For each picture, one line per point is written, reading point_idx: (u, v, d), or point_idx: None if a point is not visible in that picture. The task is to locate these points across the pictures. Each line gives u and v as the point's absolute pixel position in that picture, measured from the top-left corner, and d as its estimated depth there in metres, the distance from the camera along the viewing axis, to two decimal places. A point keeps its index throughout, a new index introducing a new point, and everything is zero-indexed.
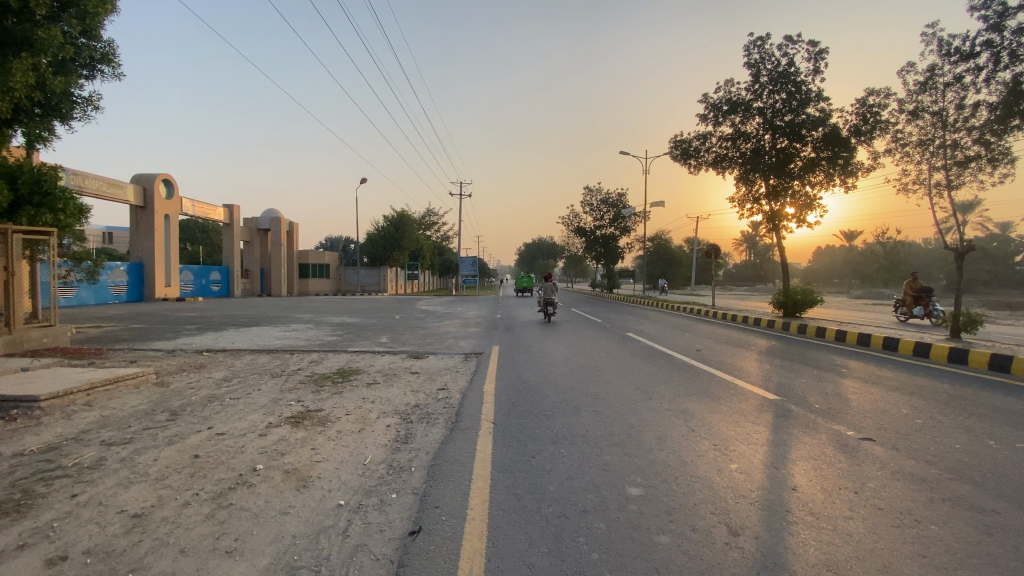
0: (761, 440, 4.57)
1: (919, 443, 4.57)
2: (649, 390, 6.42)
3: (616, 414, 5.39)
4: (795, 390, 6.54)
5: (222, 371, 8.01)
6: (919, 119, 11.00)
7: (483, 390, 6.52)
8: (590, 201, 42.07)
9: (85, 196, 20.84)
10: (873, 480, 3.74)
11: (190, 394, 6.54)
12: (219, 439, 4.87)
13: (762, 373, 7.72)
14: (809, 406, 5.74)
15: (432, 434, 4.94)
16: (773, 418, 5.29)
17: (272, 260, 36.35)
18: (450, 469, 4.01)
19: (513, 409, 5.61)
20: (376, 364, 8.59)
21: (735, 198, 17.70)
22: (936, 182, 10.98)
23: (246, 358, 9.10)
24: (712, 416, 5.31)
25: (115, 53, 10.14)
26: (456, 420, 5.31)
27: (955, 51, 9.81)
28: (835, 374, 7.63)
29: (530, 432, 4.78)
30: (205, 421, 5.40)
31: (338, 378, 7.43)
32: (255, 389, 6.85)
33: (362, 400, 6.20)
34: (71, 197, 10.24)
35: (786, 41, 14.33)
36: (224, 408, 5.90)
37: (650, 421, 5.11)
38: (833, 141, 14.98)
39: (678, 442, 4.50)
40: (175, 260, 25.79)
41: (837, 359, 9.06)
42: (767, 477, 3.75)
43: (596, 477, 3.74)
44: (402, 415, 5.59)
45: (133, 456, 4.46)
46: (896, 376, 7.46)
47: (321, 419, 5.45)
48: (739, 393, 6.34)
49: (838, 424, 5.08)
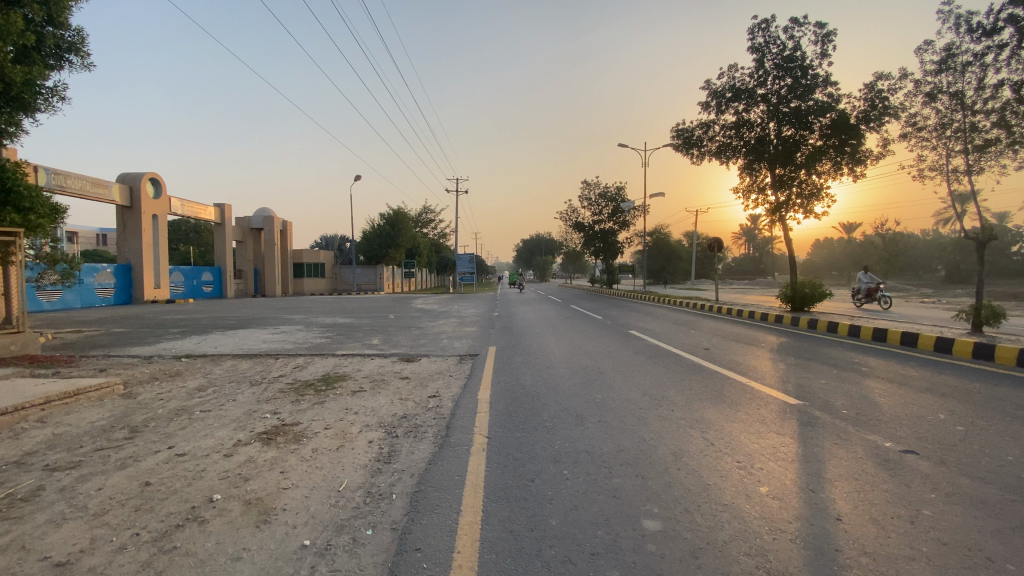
0: (790, 455, 4.03)
1: (967, 456, 4.04)
2: (659, 396, 5.88)
3: (623, 424, 4.84)
4: (817, 392, 6.00)
5: (197, 379, 7.45)
6: (936, 102, 10.45)
7: (477, 399, 5.97)
8: (588, 195, 41.43)
9: (69, 197, 20.26)
10: (928, 506, 3.21)
11: (157, 406, 5.98)
12: (178, 462, 4.31)
13: (778, 373, 7.16)
14: (837, 412, 5.21)
15: (418, 451, 4.38)
16: (798, 426, 4.76)
17: (265, 260, 35.78)
18: (436, 498, 3.47)
19: (509, 420, 5.06)
20: (365, 369, 8.03)
21: (739, 189, 17.15)
22: (954, 168, 10.46)
23: (226, 364, 8.55)
24: (731, 426, 4.79)
25: (84, 43, 9.59)
26: (446, 435, 4.76)
27: (980, 26, 9.22)
28: (857, 374, 7.08)
29: (529, 449, 4.24)
30: (166, 440, 4.85)
31: (322, 386, 6.87)
32: (229, 399, 6.29)
33: (344, 411, 5.64)
34: (38, 195, 9.70)
35: (792, 24, 13.74)
36: (191, 424, 5.33)
37: (663, 433, 4.57)
38: (841, 128, 14.46)
39: (696, 459, 3.97)
40: (164, 262, 25.20)
41: (854, 356, 8.52)
42: (806, 504, 3.21)
43: (605, 508, 3.20)
44: (387, 429, 5.03)
45: (75, 484, 3.92)
46: (922, 376, 6.91)
47: (296, 435, 4.88)
48: (757, 397, 5.80)
49: (874, 434, 4.54)
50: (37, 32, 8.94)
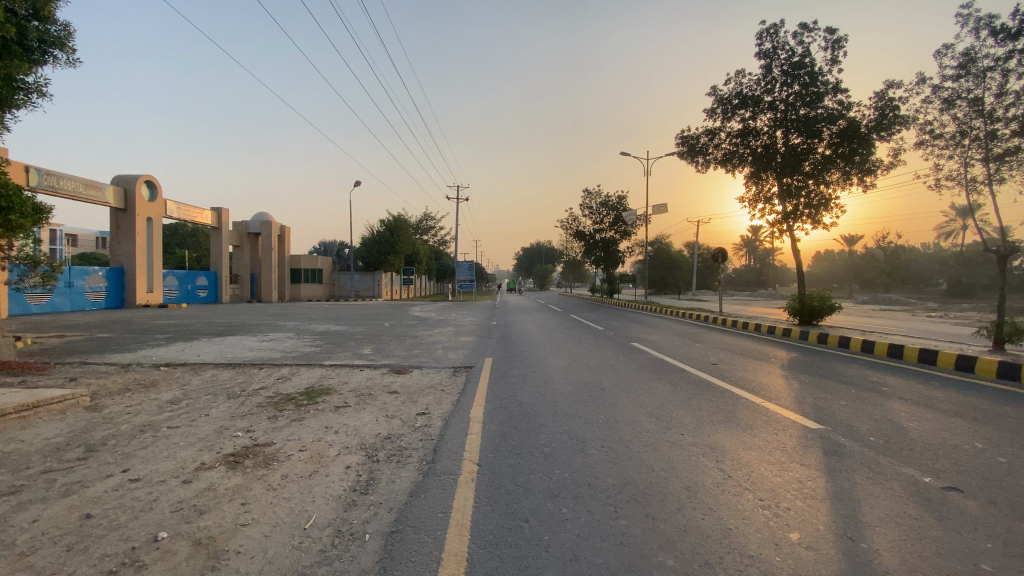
0: (818, 492, 3.56)
1: (1019, 494, 3.58)
2: (667, 417, 5.42)
3: (629, 451, 4.38)
4: (838, 415, 5.53)
5: (172, 390, 6.97)
6: (954, 108, 10.06)
7: (470, 417, 5.51)
8: (589, 204, 41.04)
9: (61, 198, 19.86)
10: (989, 560, 2.75)
11: (121, 421, 5.51)
12: (129, 489, 3.84)
13: (792, 393, 6.68)
14: (864, 439, 4.72)
15: (399, 480, 3.91)
16: (823, 457, 4.28)
17: (262, 265, 35.39)
18: (416, 541, 3.00)
19: (503, 444, 4.59)
20: (352, 382, 7.55)
21: (745, 199, 16.70)
22: (973, 178, 10.04)
23: (206, 374, 8.07)
24: (748, 455, 4.32)
25: (70, 37, 9.16)
26: (432, 460, 4.29)
27: (1002, 29, 8.85)
28: (876, 394, 6.59)
29: (524, 480, 3.78)
30: (122, 462, 4.37)
31: (304, 400, 6.40)
32: (201, 414, 5.80)
33: (323, 431, 5.17)
34: (20, 196, 9.23)
35: (802, 29, 13.37)
36: (153, 442, 4.85)
37: (673, 463, 4.10)
38: (851, 137, 14.07)
39: (712, 496, 3.51)
40: (158, 265, 24.74)
41: (871, 374, 8.04)
42: (846, 558, 2.75)
43: (612, 559, 2.73)
44: (367, 452, 4.56)
45: (7, 514, 3.45)
46: (948, 397, 6.42)
47: (266, 457, 4.41)
48: (773, 421, 5.33)
49: (909, 466, 4.06)
50: (19, 24, 8.52)
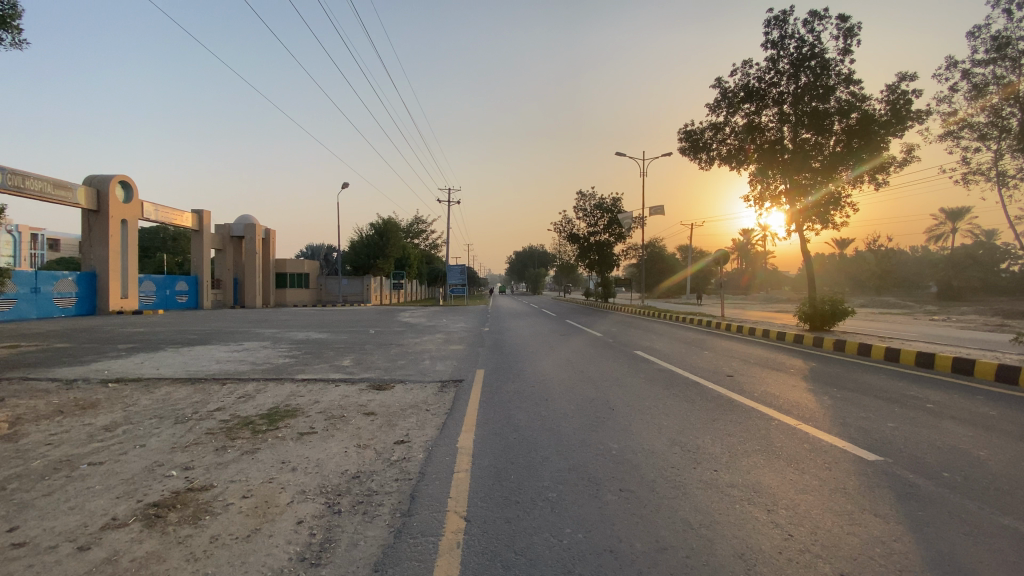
0: (913, 561, 2.70)
1: None
2: (693, 447, 4.53)
3: (656, 498, 3.48)
4: (891, 441, 4.72)
5: (112, 413, 5.98)
6: (987, 96, 9.82)
7: (458, 449, 4.59)
8: (583, 206, 40.22)
9: (26, 198, 18.69)
10: None
11: (35, 456, 4.53)
12: (4, 561, 2.90)
13: (828, 411, 5.84)
14: (938, 477, 3.86)
15: (364, 543, 3.01)
16: (898, 503, 3.42)
17: (246, 269, 34.22)
18: None
19: (497, 489, 3.69)
20: (323, 400, 6.62)
21: (750, 197, 15.91)
22: (1003, 171, 9.37)
23: (158, 392, 7.08)
24: (806, 500, 3.44)
25: (16, 17, 8.12)
26: (409, 512, 3.37)
27: None
28: (925, 413, 5.75)
29: (528, 546, 2.87)
30: (13, 517, 3.40)
31: (263, 425, 5.46)
32: (136, 445, 4.84)
33: (277, 468, 4.24)
34: None
35: (812, 17, 12.67)
36: (64, 485, 3.90)
37: (714, 515, 3.21)
38: (862, 132, 13.37)
39: (776, 568, 2.63)
40: (132, 269, 23.56)
41: (906, 387, 7.22)
42: None
43: None
44: (327, 499, 3.64)
45: None
46: (1005, 416, 5.62)
47: (199, 509, 3.49)
48: (820, 450, 4.45)
49: (1010, 516, 3.22)
50: None
